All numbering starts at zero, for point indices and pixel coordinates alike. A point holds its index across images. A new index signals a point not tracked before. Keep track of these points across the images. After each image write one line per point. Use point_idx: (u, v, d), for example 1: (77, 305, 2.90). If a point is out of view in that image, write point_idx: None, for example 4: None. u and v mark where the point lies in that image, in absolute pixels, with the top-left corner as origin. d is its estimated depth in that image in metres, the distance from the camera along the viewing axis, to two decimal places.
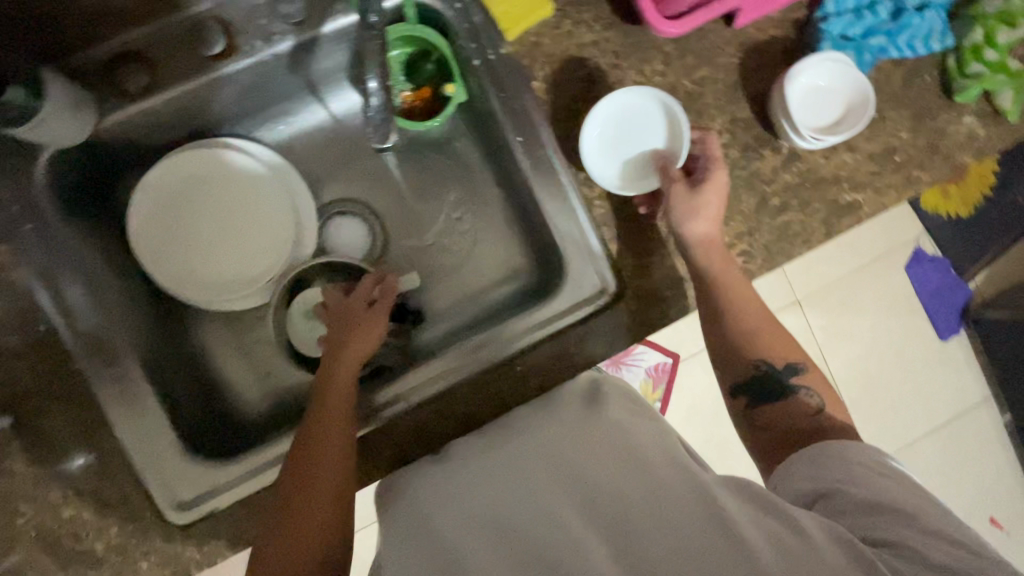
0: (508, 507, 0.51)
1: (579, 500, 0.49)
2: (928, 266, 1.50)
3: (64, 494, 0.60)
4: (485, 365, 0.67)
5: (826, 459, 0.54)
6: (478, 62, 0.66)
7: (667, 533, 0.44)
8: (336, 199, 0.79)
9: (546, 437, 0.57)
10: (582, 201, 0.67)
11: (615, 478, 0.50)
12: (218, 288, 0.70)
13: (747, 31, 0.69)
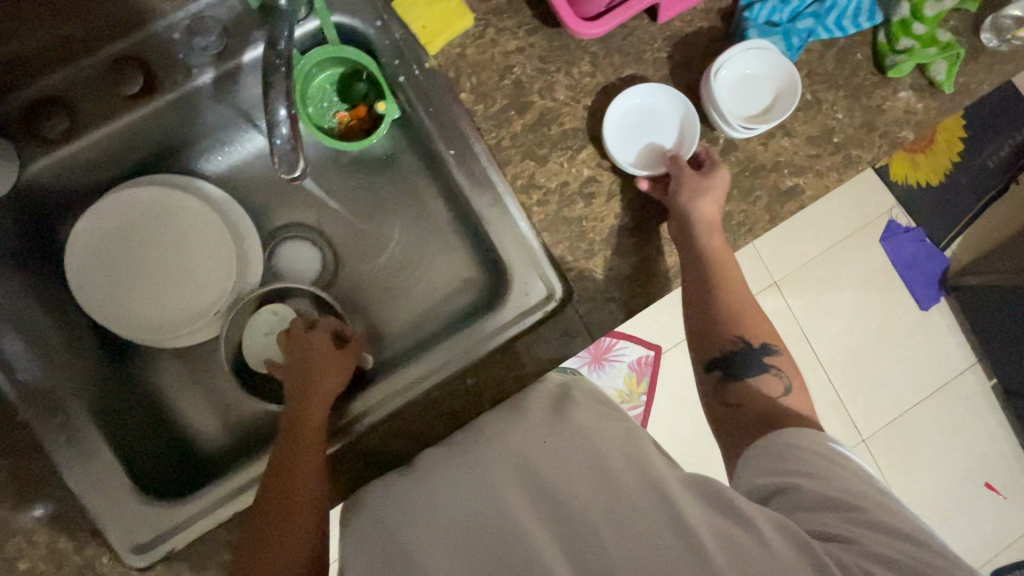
0: (468, 509, 0.49)
1: (540, 504, 0.48)
2: (902, 237, 1.50)
3: (16, 548, 0.58)
4: (438, 382, 0.68)
5: (781, 452, 0.53)
6: (404, 79, 0.67)
7: (623, 538, 0.43)
8: (284, 226, 0.79)
9: (513, 437, 0.55)
10: (522, 209, 0.66)
11: (575, 477, 0.49)
12: (166, 326, 0.69)
13: (672, 24, 0.68)
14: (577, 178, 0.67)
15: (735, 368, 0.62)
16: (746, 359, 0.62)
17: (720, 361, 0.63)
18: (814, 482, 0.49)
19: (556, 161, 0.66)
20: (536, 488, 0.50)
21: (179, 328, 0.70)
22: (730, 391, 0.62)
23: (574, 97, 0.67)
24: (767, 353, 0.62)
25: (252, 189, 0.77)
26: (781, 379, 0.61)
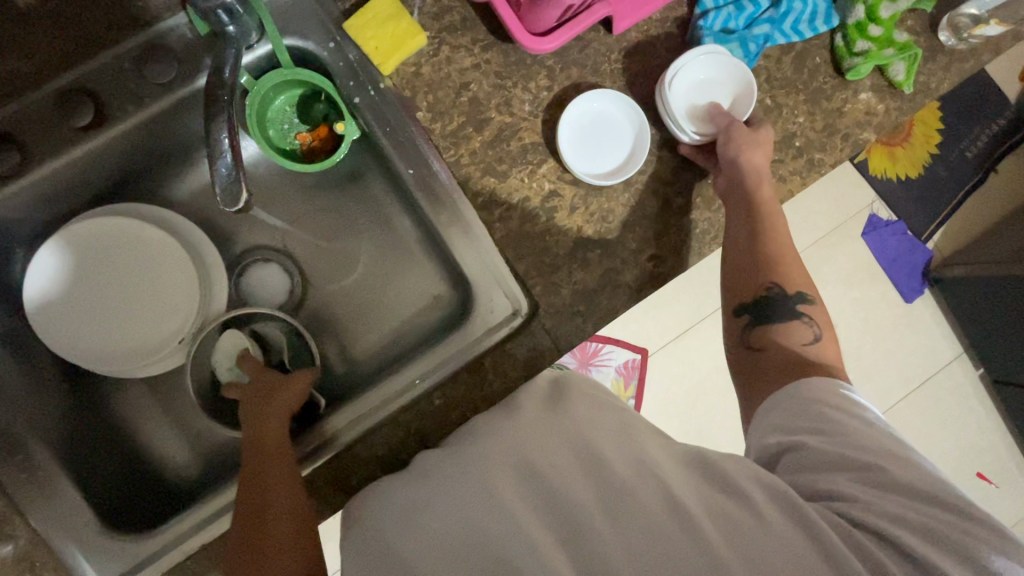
0: (455, 533, 0.44)
1: (539, 518, 0.43)
2: (885, 231, 1.49)
3: None
4: (409, 396, 0.67)
5: (800, 415, 0.52)
6: (359, 99, 0.66)
7: (629, 537, 0.41)
8: (253, 248, 0.79)
9: (502, 441, 0.50)
10: (484, 225, 0.66)
11: (570, 483, 0.45)
12: (130, 356, 0.69)
13: (628, 35, 0.68)
14: (538, 193, 0.66)
15: (765, 313, 0.62)
16: (780, 307, 0.62)
17: (752, 305, 0.63)
18: (826, 447, 0.48)
19: (517, 176, 0.66)
20: (528, 504, 0.44)
21: (143, 357, 0.69)
22: (759, 336, 0.61)
23: (532, 111, 0.67)
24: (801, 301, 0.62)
25: (218, 213, 0.77)
26: (813, 327, 0.61)
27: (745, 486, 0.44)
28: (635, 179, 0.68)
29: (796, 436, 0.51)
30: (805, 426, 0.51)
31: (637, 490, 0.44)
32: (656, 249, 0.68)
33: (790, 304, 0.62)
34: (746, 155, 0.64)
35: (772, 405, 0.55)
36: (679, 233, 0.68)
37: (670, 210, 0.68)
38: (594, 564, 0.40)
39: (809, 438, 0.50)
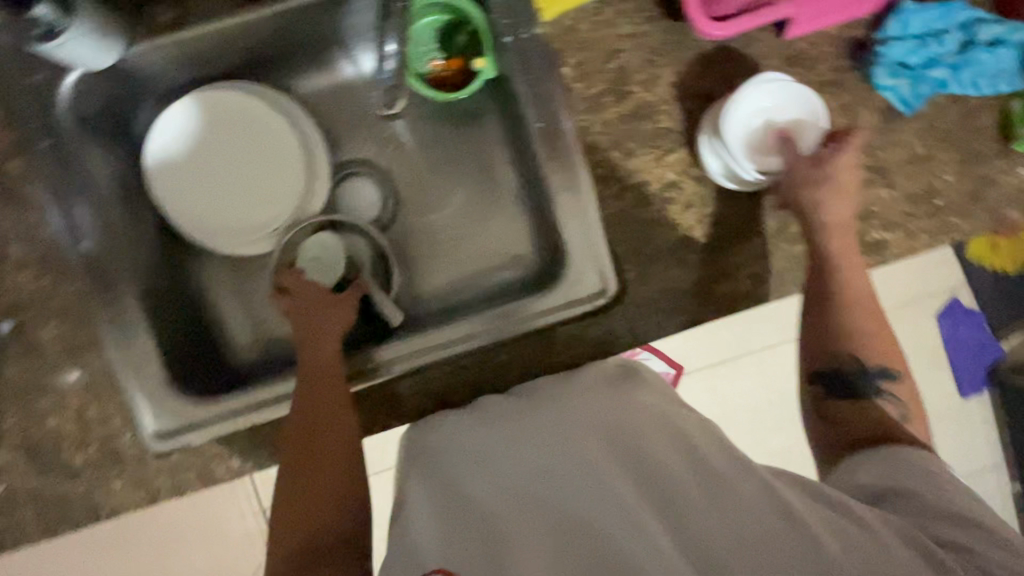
0: (548, 500, 0.51)
1: (629, 489, 0.49)
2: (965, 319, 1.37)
3: (51, 404, 0.62)
4: (482, 343, 0.66)
5: (892, 476, 0.51)
6: (509, 40, 0.63)
7: (725, 520, 0.46)
8: (350, 159, 0.78)
9: (579, 426, 0.56)
10: (597, 197, 0.64)
11: (646, 468, 0.51)
12: (221, 231, 0.71)
13: (797, 43, 0.64)
14: (657, 180, 0.65)
15: (843, 384, 0.61)
16: (857, 381, 0.60)
17: (825, 377, 0.61)
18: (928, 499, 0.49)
19: (641, 158, 0.64)
20: (613, 481, 0.50)
21: (233, 236, 0.71)
22: (839, 408, 0.60)
23: (676, 96, 0.64)
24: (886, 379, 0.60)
25: (332, 117, 0.77)
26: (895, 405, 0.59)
27: (875, 520, 0.46)
28: (759, 194, 0.66)
29: (893, 486, 0.51)
30: (895, 478, 0.51)
31: (740, 487, 0.48)
32: (757, 269, 0.66)
33: (869, 377, 0.60)
34: (823, 202, 0.60)
35: (860, 460, 0.54)
36: (786, 259, 0.66)
37: (785, 234, 0.66)
38: (685, 536, 0.45)
39: (907, 486, 0.50)
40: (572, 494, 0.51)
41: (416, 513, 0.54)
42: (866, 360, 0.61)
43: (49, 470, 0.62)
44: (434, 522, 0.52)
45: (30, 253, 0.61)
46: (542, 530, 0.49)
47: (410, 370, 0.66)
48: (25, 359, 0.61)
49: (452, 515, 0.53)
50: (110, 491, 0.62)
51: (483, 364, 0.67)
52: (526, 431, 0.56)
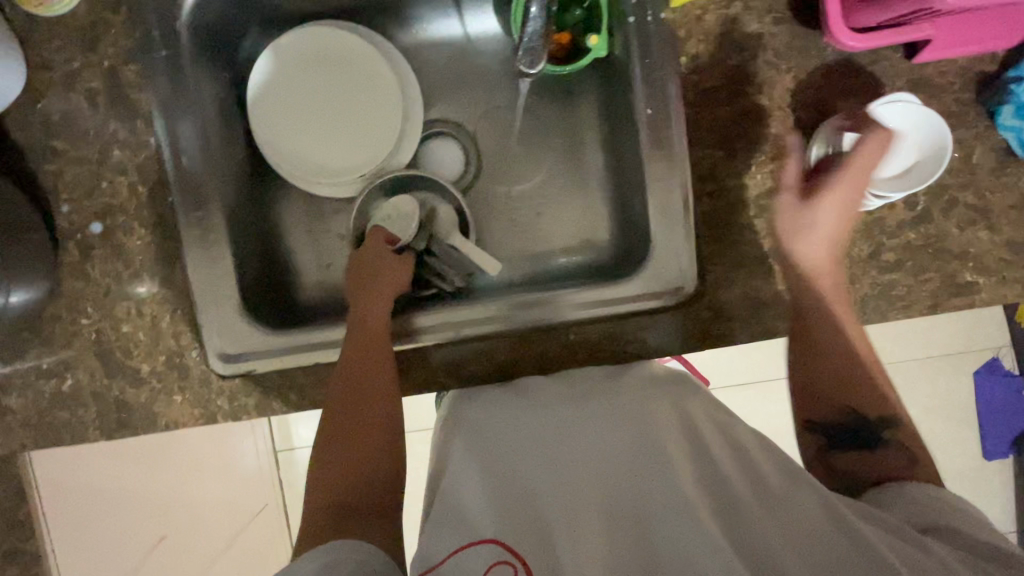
0: (597, 495, 0.50)
1: (680, 484, 0.48)
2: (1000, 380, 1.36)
3: (127, 310, 0.63)
4: (536, 323, 0.66)
5: (923, 509, 0.48)
6: (633, 20, 0.63)
7: (787, 535, 0.44)
8: (435, 119, 0.77)
9: (625, 413, 0.55)
10: (693, 193, 0.63)
11: (692, 462, 0.51)
12: (305, 165, 0.71)
13: (925, 68, 0.62)
14: (757, 186, 0.63)
15: (846, 432, 0.57)
16: (853, 429, 0.56)
17: (821, 428, 0.58)
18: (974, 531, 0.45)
19: (745, 161, 0.63)
20: (660, 471, 0.50)
21: (316, 172, 0.71)
22: (844, 460, 0.56)
23: (792, 103, 0.62)
24: (886, 426, 0.55)
25: (429, 73, 0.77)
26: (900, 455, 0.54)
27: (934, 545, 0.43)
28: (856, 217, 0.64)
29: (935, 518, 0.46)
30: (932, 510, 0.47)
31: (792, 491, 0.47)
32: None
33: (870, 424, 0.56)
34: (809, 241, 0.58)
35: (883, 493, 0.52)
36: (871, 287, 0.64)
37: (875, 261, 0.64)
38: (747, 548, 0.44)
39: (948, 514, 0.46)
40: (622, 492, 0.50)
41: (461, 482, 0.54)
42: (862, 410, 0.56)
43: (116, 373, 0.63)
44: (479, 496, 0.52)
45: (129, 160, 0.61)
46: (591, 525, 0.48)
47: (455, 338, 0.66)
48: (110, 262, 0.62)
49: (498, 488, 0.52)
50: (170, 404, 0.63)
51: (541, 341, 0.66)
52: (573, 414, 0.56)
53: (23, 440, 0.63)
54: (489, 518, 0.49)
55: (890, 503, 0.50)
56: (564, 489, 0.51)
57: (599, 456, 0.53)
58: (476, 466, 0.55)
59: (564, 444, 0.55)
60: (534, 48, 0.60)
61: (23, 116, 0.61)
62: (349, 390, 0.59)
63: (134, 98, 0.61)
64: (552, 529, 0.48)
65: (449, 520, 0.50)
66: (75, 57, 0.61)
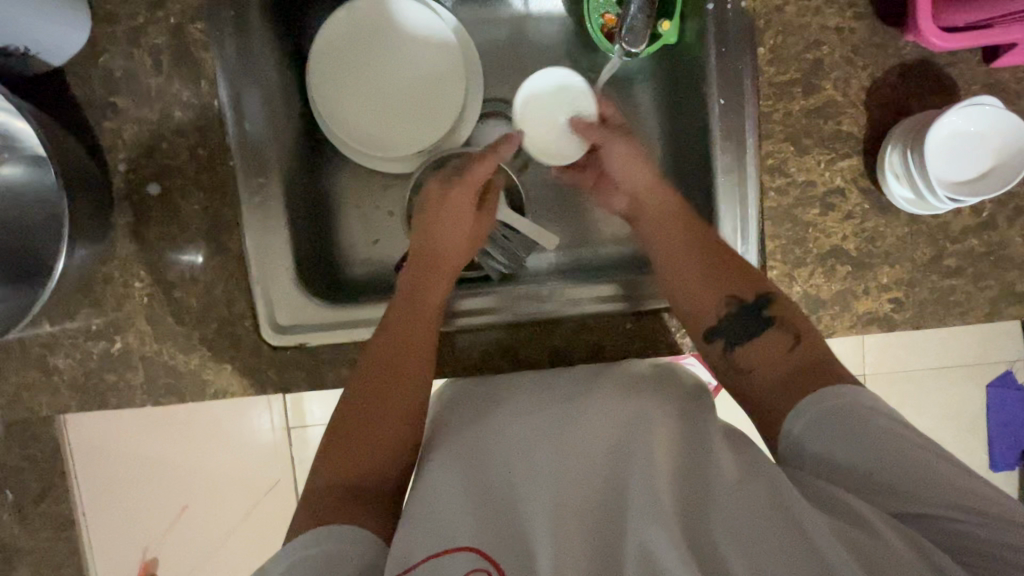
0: (573, 494, 0.48)
1: (645, 484, 0.47)
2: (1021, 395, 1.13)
3: (180, 276, 0.61)
4: (551, 315, 0.65)
5: (852, 447, 0.47)
6: (712, 7, 0.63)
7: (746, 541, 0.43)
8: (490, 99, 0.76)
9: (597, 406, 0.53)
10: (759, 186, 0.63)
11: (659, 454, 0.49)
12: (355, 132, 0.69)
13: (1002, 74, 0.62)
14: (825, 183, 0.63)
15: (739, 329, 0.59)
16: (742, 321, 0.59)
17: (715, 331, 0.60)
18: (898, 474, 0.44)
19: (814, 157, 0.62)
20: (631, 468, 0.49)
21: (364, 142, 0.69)
22: (741, 356, 0.58)
23: (864, 101, 0.62)
24: (766, 306, 0.58)
25: (489, 50, 0.75)
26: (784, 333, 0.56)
27: (867, 514, 0.43)
28: (921, 221, 0.63)
29: (864, 468, 0.46)
30: (855, 453, 0.46)
31: (747, 488, 0.46)
32: (901, 295, 0.63)
33: (751, 310, 0.59)
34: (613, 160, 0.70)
35: (799, 433, 0.50)
36: (932, 291, 0.62)
37: (937, 265, 0.62)
38: (706, 551, 0.43)
39: (870, 460, 0.46)
40: (591, 491, 0.49)
41: (438, 475, 0.51)
42: (742, 295, 0.60)
43: (164, 338, 0.61)
44: (456, 496, 0.49)
45: (191, 120, 0.61)
46: (566, 526, 0.46)
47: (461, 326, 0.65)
48: (165, 224, 0.61)
49: (474, 484, 0.50)
50: (219, 373, 0.62)
51: (587, 329, 0.64)
52: (547, 407, 0.54)
53: (67, 401, 0.61)
54: (466, 518, 0.47)
55: (796, 426, 0.51)
56: (538, 489, 0.48)
57: (571, 452, 0.50)
58: (448, 460, 0.52)
59: (538, 440, 0.51)
60: (636, 23, 0.64)
61: (86, 69, 0.60)
62: (388, 362, 0.57)
63: (203, 58, 0.61)
64: (526, 533, 0.46)
65: (425, 519, 0.48)
66: (144, 11, 0.60)
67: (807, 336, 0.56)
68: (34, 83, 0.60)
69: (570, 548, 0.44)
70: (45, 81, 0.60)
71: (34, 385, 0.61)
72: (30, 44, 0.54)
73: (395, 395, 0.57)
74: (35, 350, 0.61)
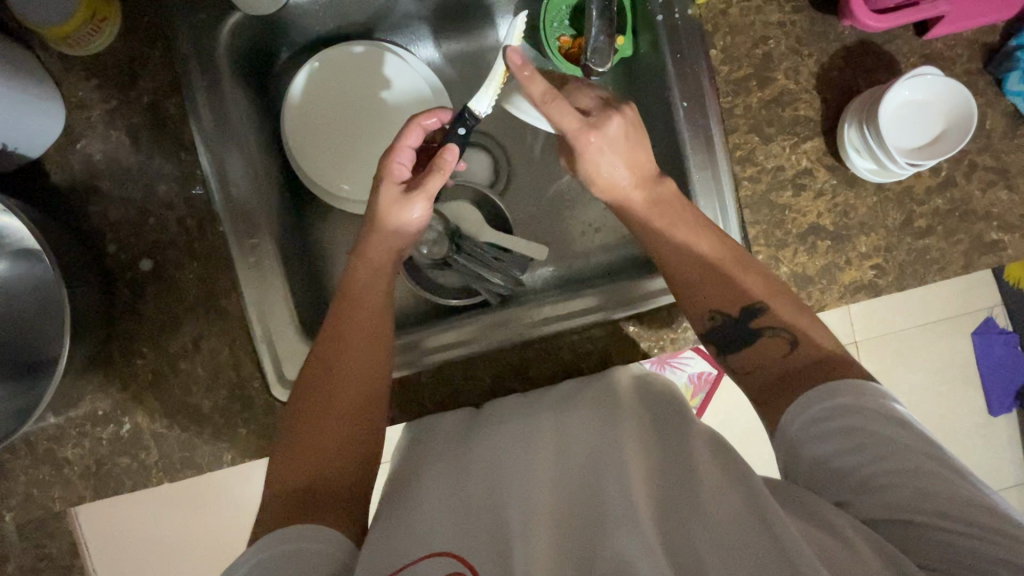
0: (554, 506, 0.48)
1: (616, 492, 0.46)
2: (995, 339, 1.15)
3: (184, 347, 0.61)
4: (542, 332, 0.66)
5: (863, 441, 0.45)
6: (661, 18, 0.67)
7: (721, 544, 0.42)
8: None
9: (572, 419, 0.55)
10: (732, 177, 0.66)
11: (631, 461, 0.49)
12: (332, 179, 0.71)
13: (936, 44, 0.66)
14: (793, 166, 0.66)
15: (734, 336, 0.58)
16: (739, 327, 0.58)
17: (715, 338, 0.59)
18: (902, 484, 0.44)
19: (779, 143, 0.66)
20: (607, 472, 0.48)
21: (349, 189, 0.71)
22: (736, 360, 0.58)
23: (816, 85, 0.66)
24: (754, 317, 0.57)
25: (456, 83, 0.78)
26: (781, 339, 0.56)
27: (833, 518, 0.44)
28: (887, 188, 0.66)
29: (865, 471, 0.45)
30: (861, 454, 0.45)
31: (720, 492, 0.46)
32: (881, 261, 0.65)
33: (742, 321, 0.58)
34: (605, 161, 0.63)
35: (799, 431, 0.49)
36: (908, 253, 0.66)
37: (908, 228, 0.66)
38: (681, 558, 0.42)
39: (871, 466, 0.45)
40: (572, 503, 0.48)
41: (432, 492, 0.51)
42: (726, 311, 0.58)
43: (175, 412, 0.61)
44: (449, 510, 0.49)
45: (175, 193, 0.62)
46: (541, 528, 0.45)
47: (445, 359, 0.65)
48: (162, 297, 0.61)
49: (461, 493, 0.50)
50: (235, 438, 0.61)
51: (588, 338, 0.66)
52: (528, 422, 0.55)
53: (81, 492, 0.60)
54: (450, 528, 0.47)
55: (792, 426, 0.50)
56: (524, 494, 0.48)
57: (552, 463, 0.51)
58: (437, 481, 0.52)
59: (529, 449, 0.52)
60: (600, 47, 0.64)
61: (63, 158, 0.60)
62: (333, 381, 0.56)
63: (182, 131, 0.62)
64: (507, 539, 0.45)
65: (408, 531, 0.47)
66: (114, 94, 0.61)
67: (804, 340, 0.55)
68: (12, 177, 0.60)
69: (540, 547, 0.44)
70: (23, 174, 0.60)
71: (44, 481, 0.60)
72: (10, 142, 0.55)
73: (350, 380, 0.56)
74: (42, 445, 0.60)
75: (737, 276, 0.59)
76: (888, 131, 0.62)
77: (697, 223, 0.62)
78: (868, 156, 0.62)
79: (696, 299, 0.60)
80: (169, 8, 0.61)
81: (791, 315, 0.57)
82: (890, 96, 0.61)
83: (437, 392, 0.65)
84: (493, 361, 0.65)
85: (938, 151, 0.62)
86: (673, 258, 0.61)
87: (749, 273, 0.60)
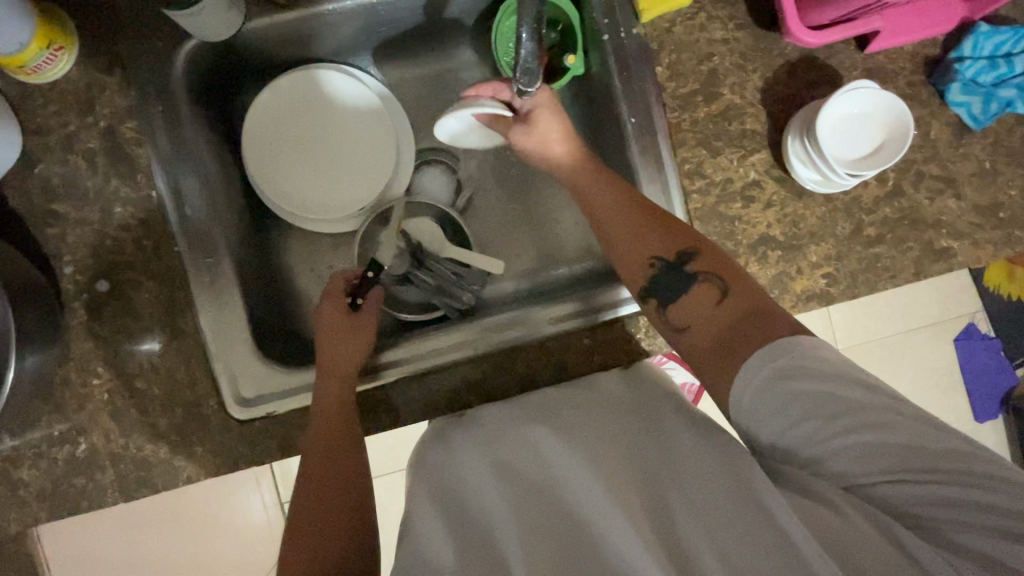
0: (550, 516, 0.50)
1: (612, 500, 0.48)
2: (977, 345, 1.18)
3: (140, 367, 0.62)
4: (506, 348, 0.66)
5: (820, 395, 0.46)
6: (608, 37, 0.69)
7: (721, 543, 0.45)
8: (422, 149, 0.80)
9: (563, 421, 0.56)
10: (682, 191, 0.67)
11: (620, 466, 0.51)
12: (297, 202, 0.73)
13: (877, 58, 0.68)
14: (741, 178, 0.67)
15: (670, 288, 0.58)
16: (675, 277, 0.58)
17: (654, 289, 0.58)
18: (885, 442, 0.44)
19: (727, 156, 0.67)
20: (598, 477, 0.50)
21: (311, 210, 0.73)
22: (675, 313, 0.57)
23: (761, 100, 0.67)
24: (688, 263, 0.58)
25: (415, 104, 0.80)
26: (712, 287, 0.56)
27: (829, 495, 0.45)
28: (836, 198, 0.67)
29: (841, 441, 0.45)
30: (824, 424, 0.46)
31: (713, 485, 0.48)
32: (832, 270, 0.66)
33: (678, 269, 0.58)
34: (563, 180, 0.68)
35: (750, 401, 0.48)
36: (860, 261, 0.66)
37: (859, 237, 0.67)
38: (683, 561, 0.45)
39: (853, 435, 0.45)
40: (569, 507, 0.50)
41: (432, 510, 0.52)
42: (665, 257, 0.59)
43: (131, 432, 0.61)
44: (446, 524, 0.51)
45: (131, 214, 0.63)
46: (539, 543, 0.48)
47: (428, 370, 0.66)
48: (119, 317, 0.62)
49: (461, 508, 0.52)
50: (190, 457, 0.61)
51: (550, 351, 0.67)
52: (510, 429, 0.56)
53: (37, 513, 0.60)
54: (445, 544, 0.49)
55: (746, 395, 0.49)
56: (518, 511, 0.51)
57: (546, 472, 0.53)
58: (431, 492, 0.54)
59: (517, 462, 0.54)
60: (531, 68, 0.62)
61: (21, 182, 0.62)
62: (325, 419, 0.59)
63: (135, 154, 0.63)
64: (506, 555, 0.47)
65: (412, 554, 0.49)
66: (71, 119, 0.63)
67: (736, 289, 0.55)
68: None
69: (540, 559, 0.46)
70: None
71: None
72: None
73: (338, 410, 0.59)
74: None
75: (677, 235, 0.60)
76: (830, 141, 0.63)
77: (651, 210, 0.62)
78: (813, 166, 0.64)
79: (636, 249, 0.60)
80: (125, 36, 0.63)
81: (719, 264, 0.57)
82: (829, 109, 0.62)
83: (399, 408, 0.65)
84: (466, 375, 0.66)
85: (874, 164, 0.64)
86: (626, 243, 0.61)
87: (690, 239, 0.59)
